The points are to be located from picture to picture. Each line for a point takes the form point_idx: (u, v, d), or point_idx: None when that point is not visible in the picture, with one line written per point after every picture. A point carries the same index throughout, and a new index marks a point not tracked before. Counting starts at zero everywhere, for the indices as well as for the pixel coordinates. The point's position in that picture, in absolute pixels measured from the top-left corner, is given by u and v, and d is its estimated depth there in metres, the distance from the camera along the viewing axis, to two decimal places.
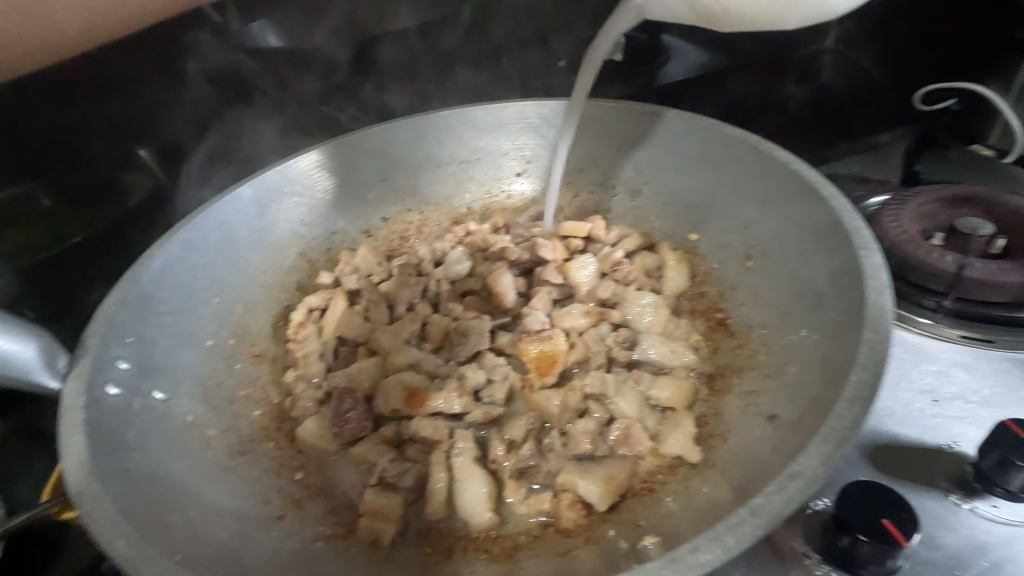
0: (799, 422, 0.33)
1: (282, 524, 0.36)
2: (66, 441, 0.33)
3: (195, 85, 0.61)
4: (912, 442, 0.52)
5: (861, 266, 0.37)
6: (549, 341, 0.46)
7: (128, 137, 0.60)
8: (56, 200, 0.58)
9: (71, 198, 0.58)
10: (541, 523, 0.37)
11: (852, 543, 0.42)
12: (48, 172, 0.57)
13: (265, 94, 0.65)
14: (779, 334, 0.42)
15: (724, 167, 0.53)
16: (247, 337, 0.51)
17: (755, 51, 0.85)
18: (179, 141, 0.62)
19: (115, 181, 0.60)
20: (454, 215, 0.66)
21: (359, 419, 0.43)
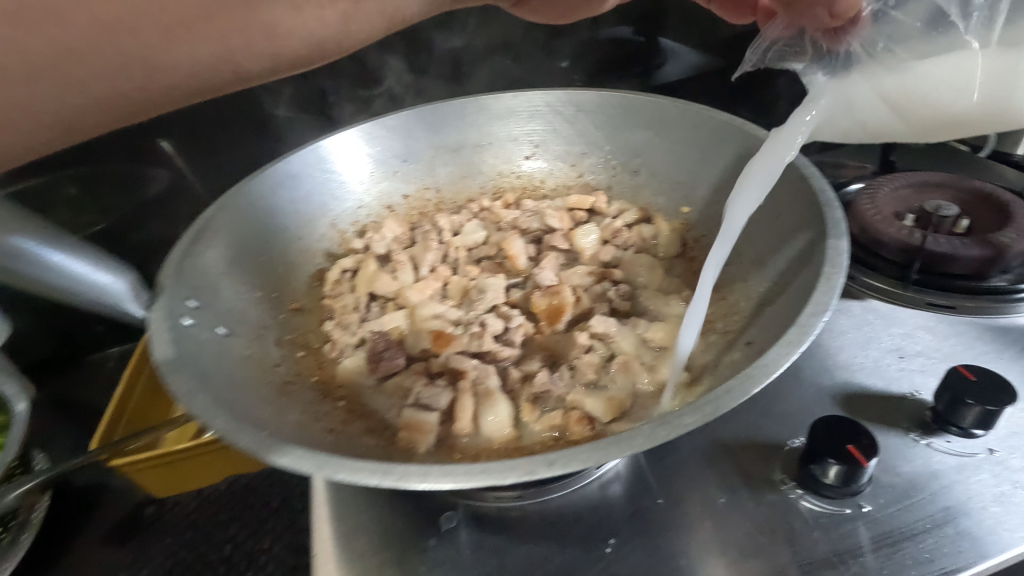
0: (766, 341, 0.40)
1: (334, 434, 0.43)
2: (159, 352, 0.40)
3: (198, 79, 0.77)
4: (878, 391, 0.59)
5: (824, 218, 0.43)
6: (558, 295, 0.53)
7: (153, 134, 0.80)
8: (73, 191, 0.81)
9: (91, 187, 0.81)
10: (553, 436, 0.43)
11: (821, 467, 0.49)
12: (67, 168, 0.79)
13: (262, 85, 0.80)
14: (757, 283, 0.48)
15: (711, 148, 0.60)
16: (288, 295, 0.57)
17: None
18: (177, 124, 0.80)
19: (147, 170, 0.83)
20: (469, 193, 0.72)
21: (393, 358, 0.51)
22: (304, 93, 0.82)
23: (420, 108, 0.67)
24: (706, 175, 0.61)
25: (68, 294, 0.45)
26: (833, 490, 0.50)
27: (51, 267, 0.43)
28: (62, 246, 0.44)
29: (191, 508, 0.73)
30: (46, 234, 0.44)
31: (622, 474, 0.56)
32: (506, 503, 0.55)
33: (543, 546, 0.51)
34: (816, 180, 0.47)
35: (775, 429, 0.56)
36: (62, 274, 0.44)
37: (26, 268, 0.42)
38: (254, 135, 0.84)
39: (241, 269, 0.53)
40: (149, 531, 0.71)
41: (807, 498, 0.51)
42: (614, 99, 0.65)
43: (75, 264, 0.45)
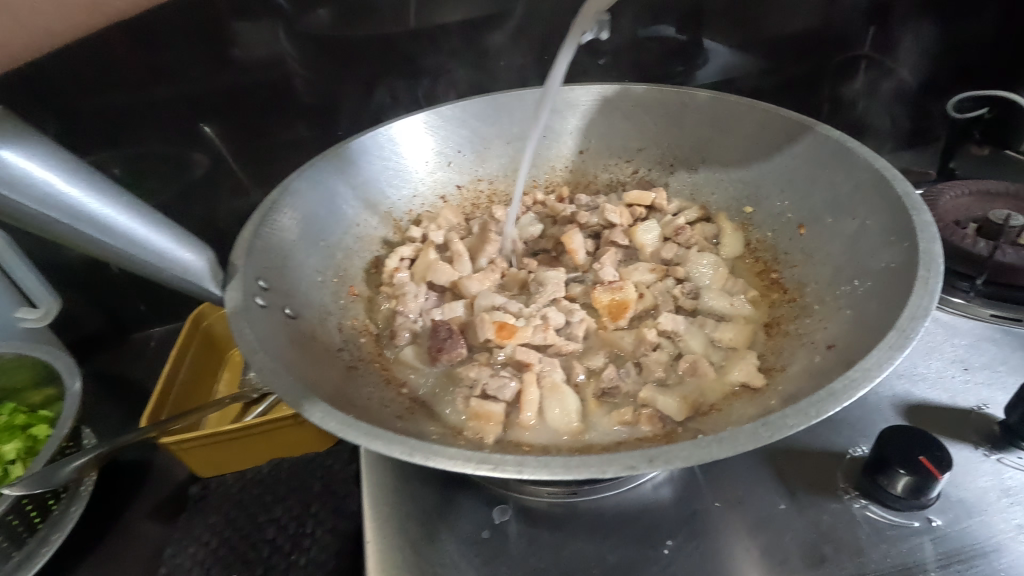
0: (850, 348, 0.39)
1: (403, 421, 0.43)
2: (238, 332, 0.40)
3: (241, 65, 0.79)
4: (944, 403, 0.57)
5: (912, 223, 0.42)
6: (621, 291, 0.52)
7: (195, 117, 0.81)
8: (122, 170, 0.82)
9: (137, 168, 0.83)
10: (623, 431, 0.42)
11: (891, 477, 0.47)
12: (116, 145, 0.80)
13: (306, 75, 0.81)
14: (832, 287, 0.47)
15: (779, 147, 0.58)
16: (347, 279, 0.57)
17: (787, 56, 0.93)
18: (218, 110, 0.81)
19: (189, 154, 0.83)
20: (522, 186, 0.71)
21: (456, 346, 0.50)
22: (352, 81, 0.82)
23: (475, 99, 0.66)
24: (770, 175, 0.59)
25: (146, 269, 0.41)
26: (900, 503, 0.48)
27: (136, 242, 0.40)
28: (145, 216, 0.40)
29: (234, 489, 0.74)
30: (129, 202, 0.39)
31: (678, 475, 0.54)
32: (560, 499, 0.54)
33: (598, 544, 0.51)
34: (899, 184, 0.46)
35: (834, 437, 0.55)
36: (145, 249, 0.40)
37: (110, 241, 0.38)
38: (301, 122, 0.85)
39: (305, 253, 0.54)
40: (195, 509, 0.72)
41: (872, 507, 0.50)
42: (675, 94, 0.64)
43: (157, 239, 0.41)
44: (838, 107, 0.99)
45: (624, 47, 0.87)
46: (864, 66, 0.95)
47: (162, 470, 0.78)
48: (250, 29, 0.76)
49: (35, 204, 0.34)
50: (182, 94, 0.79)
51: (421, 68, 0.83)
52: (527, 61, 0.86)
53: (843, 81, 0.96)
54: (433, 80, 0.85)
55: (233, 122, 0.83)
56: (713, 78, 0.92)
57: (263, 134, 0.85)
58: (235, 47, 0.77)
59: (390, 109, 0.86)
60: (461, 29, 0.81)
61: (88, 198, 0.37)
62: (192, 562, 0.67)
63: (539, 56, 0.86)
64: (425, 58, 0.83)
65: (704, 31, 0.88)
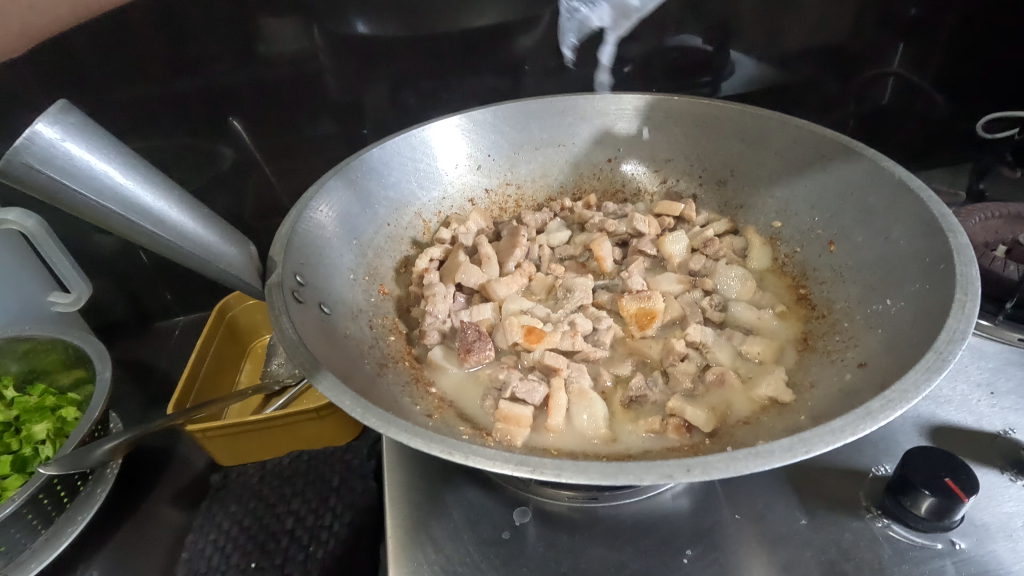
0: (884, 367, 0.39)
1: (433, 420, 0.44)
2: (278, 327, 0.41)
3: (278, 59, 0.80)
4: (969, 426, 0.56)
5: (946, 245, 0.42)
6: (649, 300, 0.52)
7: (229, 111, 0.83)
8: (158, 161, 0.84)
9: (173, 159, 0.85)
10: (651, 439, 0.43)
11: (916, 499, 0.47)
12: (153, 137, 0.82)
13: (342, 72, 0.82)
14: (863, 305, 0.47)
15: (811, 163, 0.58)
16: (377, 278, 0.58)
17: (816, 71, 0.93)
18: (250, 101, 0.83)
19: (219, 147, 0.86)
20: (549, 192, 0.72)
21: (484, 348, 0.51)
22: (383, 81, 0.84)
23: (507, 105, 0.67)
24: (801, 191, 0.60)
25: (191, 261, 0.42)
26: (925, 525, 0.48)
27: (186, 235, 0.41)
28: (192, 211, 0.42)
29: (255, 478, 0.75)
30: (178, 197, 0.41)
31: (697, 486, 0.55)
32: (580, 503, 0.54)
33: (617, 550, 0.51)
34: (934, 204, 0.46)
35: (856, 455, 0.55)
36: (194, 243, 0.42)
37: (163, 233, 0.39)
38: (332, 119, 0.86)
39: (339, 250, 0.55)
40: (216, 497, 0.73)
41: (894, 528, 0.49)
42: (707, 107, 0.64)
43: (204, 233, 0.42)
44: (866, 122, 0.98)
45: (651, 55, 0.87)
46: (893, 82, 0.95)
47: (185, 456, 0.80)
48: (287, 25, 0.78)
49: (96, 194, 0.36)
50: (216, 86, 0.81)
51: (452, 69, 0.84)
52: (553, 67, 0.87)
53: (871, 98, 0.96)
54: (465, 80, 0.86)
55: (261, 116, 0.85)
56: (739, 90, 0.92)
57: (293, 130, 0.87)
58: (274, 42, 0.79)
59: (419, 110, 0.87)
60: (492, 33, 0.82)
61: (143, 191, 0.38)
62: (213, 549, 0.68)
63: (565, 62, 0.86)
64: (454, 61, 0.84)
65: (734, 43, 0.88)
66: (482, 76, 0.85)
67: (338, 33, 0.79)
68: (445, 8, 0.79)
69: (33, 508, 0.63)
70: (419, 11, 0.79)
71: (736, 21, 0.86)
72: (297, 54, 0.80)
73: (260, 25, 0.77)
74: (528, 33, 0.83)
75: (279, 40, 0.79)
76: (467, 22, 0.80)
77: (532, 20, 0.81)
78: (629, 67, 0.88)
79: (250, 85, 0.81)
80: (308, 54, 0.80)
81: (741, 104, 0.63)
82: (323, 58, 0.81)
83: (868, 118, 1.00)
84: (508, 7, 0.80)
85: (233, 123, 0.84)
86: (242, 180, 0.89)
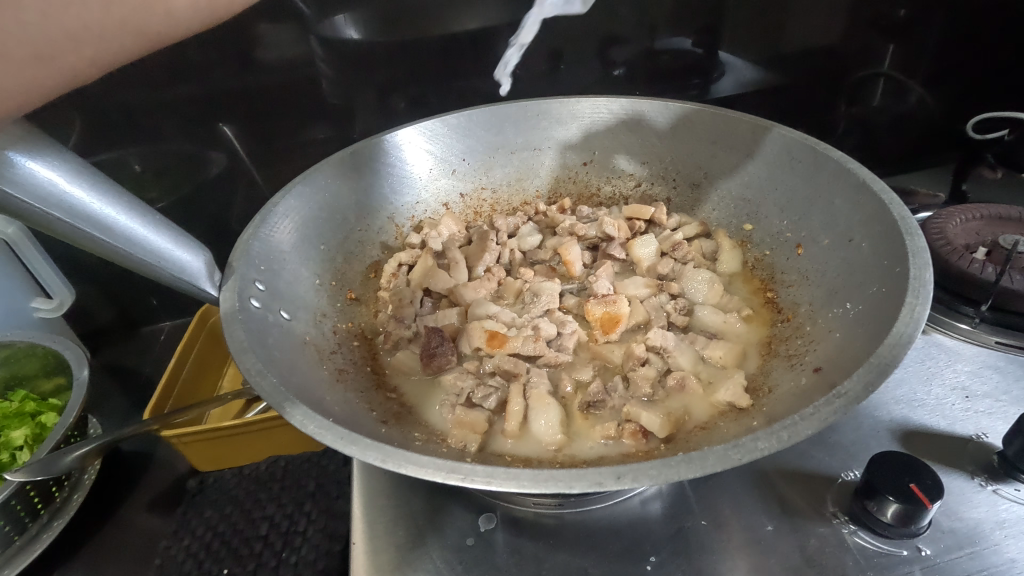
0: (836, 372, 0.39)
1: (387, 426, 0.44)
2: (229, 331, 0.41)
3: (263, 65, 0.80)
4: (941, 430, 0.56)
5: (904, 247, 0.42)
6: (614, 304, 0.52)
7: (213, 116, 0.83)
8: (141, 166, 0.84)
9: (155, 164, 0.85)
10: (607, 445, 0.42)
11: (881, 505, 0.47)
12: (135, 143, 0.83)
13: (327, 78, 0.82)
14: (824, 309, 0.47)
15: (781, 166, 0.58)
16: (345, 283, 0.58)
17: (804, 72, 0.92)
18: (235, 107, 0.83)
19: (204, 153, 0.86)
20: (524, 196, 0.72)
21: (446, 353, 0.50)
22: (365, 87, 0.84)
23: (481, 109, 0.67)
24: (771, 194, 0.59)
25: (145, 268, 0.42)
26: (889, 530, 0.47)
27: (138, 242, 0.41)
28: (144, 217, 0.42)
29: (231, 484, 0.75)
30: (128, 203, 0.41)
31: (667, 493, 0.54)
32: (549, 511, 0.54)
33: (580, 557, 0.51)
34: (895, 207, 0.45)
35: (827, 459, 0.54)
36: (147, 250, 0.42)
37: (111, 239, 0.39)
38: (314, 125, 0.86)
39: (304, 255, 0.55)
40: (192, 502, 0.73)
41: (861, 534, 0.49)
42: (681, 110, 0.64)
43: (156, 239, 0.42)
44: (855, 124, 0.98)
45: (637, 58, 0.87)
46: (883, 82, 0.94)
47: (164, 461, 0.80)
48: (270, 31, 0.78)
49: (40, 202, 0.36)
50: (200, 92, 0.81)
51: (438, 73, 0.84)
52: (540, 69, 0.87)
53: (861, 99, 0.95)
54: (452, 83, 0.85)
55: (247, 121, 0.84)
56: (726, 92, 0.92)
57: (276, 136, 0.86)
58: (260, 47, 0.79)
59: (404, 115, 0.87)
60: (476, 37, 0.82)
61: (91, 199, 0.38)
62: (186, 555, 0.68)
63: (550, 65, 0.86)
64: (438, 66, 0.84)
65: (721, 45, 0.88)
66: (466, 79, 0.85)
67: (324, 38, 0.79)
68: (431, 12, 0.79)
69: (6, 514, 0.63)
70: (404, 15, 0.78)
71: (723, 22, 0.85)
72: (282, 60, 0.80)
73: (245, 31, 0.77)
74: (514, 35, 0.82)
75: (265, 45, 0.78)
76: (452, 26, 0.80)
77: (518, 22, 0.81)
78: (617, 70, 0.88)
79: (235, 91, 0.81)
80: (294, 60, 0.80)
81: (713, 107, 0.63)
82: (308, 64, 0.81)
83: (860, 118, 0.97)
84: (494, 10, 0.80)
85: (217, 129, 0.84)
86: (227, 186, 0.90)
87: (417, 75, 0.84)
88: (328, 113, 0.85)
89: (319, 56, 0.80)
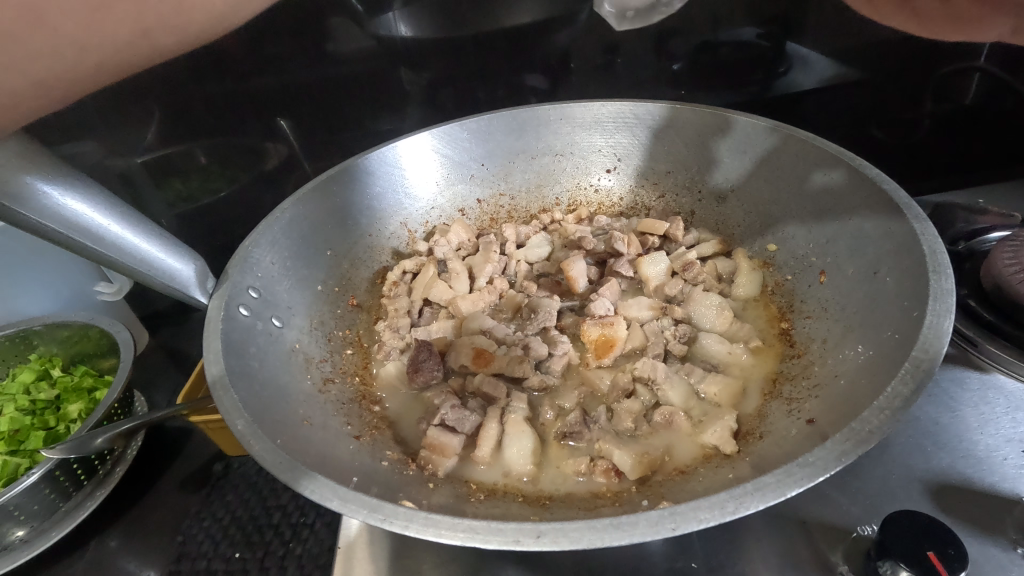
0: (830, 425, 0.35)
1: (359, 442, 0.43)
2: (207, 341, 0.42)
3: (326, 66, 0.80)
4: (985, 488, 0.49)
5: (927, 290, 0.37)
6: (610, 327, 0.50)
7: (273, 112, 0.82)
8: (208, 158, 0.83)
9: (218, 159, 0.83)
10: (578, 482, 0.40)
11: (892, 571, 0.42)
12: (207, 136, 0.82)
13: (378, 79, 0.82)
14: (836, 348, 0.42)
15: (812, 183, 0.53)
16: (349, 289, 0.59)
17: (887, 64, 0.82)
18: (295, 106, 0.82)
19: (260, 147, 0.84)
20: (542, 203, 0.70)
21: (432, 369, 0.50)
22: (406, 85, 0.83)
23: (502, 112, 0.65)
24: (798, 213, 0.54)
25: (137, 276, 0.45)
26: None
27: (132, 253, 0.44)
28: (135, 227, 0.45)
29: (252, 471, 0.78)
30: (122, 213, 0.44)
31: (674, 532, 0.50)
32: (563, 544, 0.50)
33: None
34: (927, 240, 0.40)
35: (843, 508, 0.49)
36: (140, 260, 0.45)
37: (105, 251, 0.42)
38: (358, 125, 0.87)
39: (306, 261, 0.55)
40: (216, 485, 0.78)
41: None
42: (710, 116, 0.60)
43: (147, 247, 0.45)
44: (940, 124, 0.88)
45: (695, 52, 0.82)
46: (979, 77, 0.82)
47: (196, 441, 0.85)
48: (344, 26, 0.76)
49: (40, 215, 0.38)
50: (266, 89, 0.80)
51: (486, 70, 0.83)
52: (593, 63, 0.83)
53: (949, 96, 0.85)
54: (498, 80, 0.84)
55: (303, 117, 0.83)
56: (795, 88, 0.84)
57: (329, 133, 0.86)
58: (329, 43, 0.78)
59: (452, 110, 0.86)
60: (526, 31, 0.79)
61: (88, 212, 0.41)
62: (204, 535, 0.72)
63: (606, 59, 0.83)
64: (484, 61, 0.82)
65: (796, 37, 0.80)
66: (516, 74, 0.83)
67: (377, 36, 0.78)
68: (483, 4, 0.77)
69: (50, 484, 0.70)
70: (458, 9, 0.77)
71: (800, 12, 0.78)
72: (346, 59, 0.79)
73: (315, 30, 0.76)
74: (566, 28, 0.79)
75: (332, 43, 0.77)
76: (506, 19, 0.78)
77: (571, 16, 0.78)
78: (673, 64, 0.83)
79: (290, 91, 0.81)
80: (352, 61, 0.79)
81: (747, 113, 0.58)
82: (363, 65, 0.80)
83: (946, 118, 0.87)
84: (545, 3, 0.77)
85: (280, 123, 0.83)
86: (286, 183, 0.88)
87: (463, 73, 0.83)
88: (376, 109, 0.85)
89: (368, 51, 0.79)
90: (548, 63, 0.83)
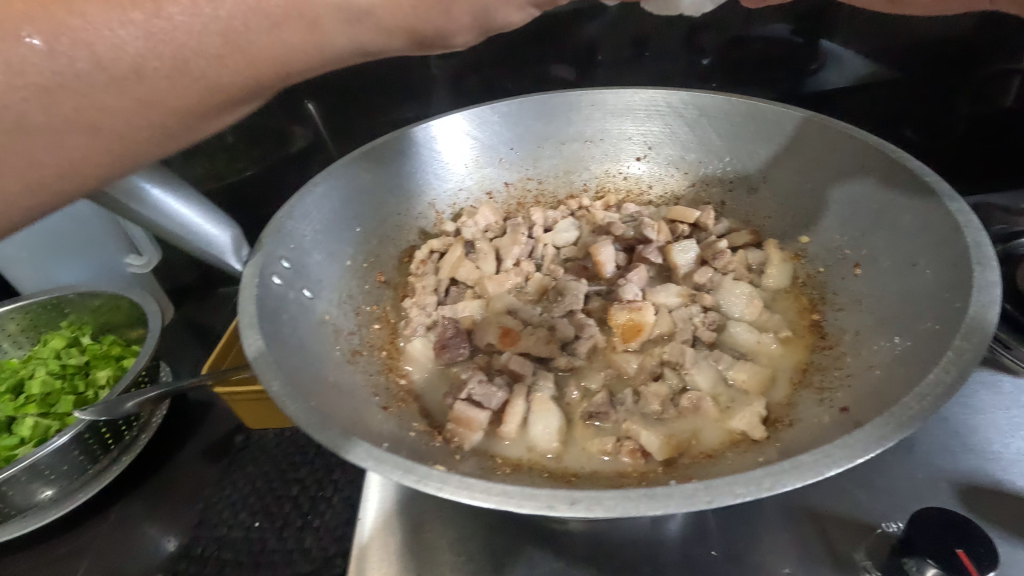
0: (863, 413, 0.35)
1: (387, 412, 0.44)
2: (241, 306, 0.43)
3: None
4: (1015, 491, 0.48)
5: (972, 282, 0.36)
6: (638, 312, 0.50)
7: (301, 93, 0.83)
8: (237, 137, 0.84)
9: (247, 138, 0.85)
10: (603, 461, 0.41)
11: (919, 568, 0.41)
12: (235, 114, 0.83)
13: (406, 64, 0.82)
14: (870, 340, 0.42)
15: (849, 176, 0.52)
16: (377, 266, 0.60)
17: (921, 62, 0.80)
18: (323, 87, 0.83)
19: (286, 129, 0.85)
20: (570, 189, 0.69)
21: (458, 346, 0.51)
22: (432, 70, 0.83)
23: (533, 97, 0.65)
24: (833, 205, 0.53)
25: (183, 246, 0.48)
26: None
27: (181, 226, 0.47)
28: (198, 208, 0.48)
29: (273, 444, 0.80)
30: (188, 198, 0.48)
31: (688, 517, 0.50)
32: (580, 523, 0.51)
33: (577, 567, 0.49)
34: (971, 232, 0.39)
35: (867, 504, 0.49)
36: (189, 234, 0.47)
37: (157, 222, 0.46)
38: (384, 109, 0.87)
39: (336, 235, 0.56)
40: (237, 456, 0.79)
41: None
42: (745, 106, 0.59)
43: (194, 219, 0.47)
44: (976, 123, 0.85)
45: (724, 47, 0.81)
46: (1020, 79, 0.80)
47: (218, 414, 0.87)
48: None
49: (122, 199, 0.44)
50: None
51: (512, 58, 0.82)
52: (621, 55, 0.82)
53: (990, 96, 0.83)
54: (523, 68, 0.83)
55: (328, 100, 0.84)
56: (827, 85, 0.83)
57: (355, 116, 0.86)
58: None
59: (478, 95, 0.87)
60: (555, 18, 0.79)
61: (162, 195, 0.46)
62: (224, 502, 0.73)
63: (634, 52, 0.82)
64: (512, 49, 0.82)
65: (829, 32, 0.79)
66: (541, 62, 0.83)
67: None
68: None
69: (80, 445, 0.72)
70: None
71: (835, 9, 0.76)
72: None
73: None
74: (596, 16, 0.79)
75: None
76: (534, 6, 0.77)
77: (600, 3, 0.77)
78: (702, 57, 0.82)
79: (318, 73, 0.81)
80: None
81: (784, 104, 0.57)
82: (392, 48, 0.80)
83: (982, 120, 0.85)
84: None
85: (308, 105, 0.84)
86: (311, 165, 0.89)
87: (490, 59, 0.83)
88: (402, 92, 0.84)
89: None
90: (576, 53, 0.83)
